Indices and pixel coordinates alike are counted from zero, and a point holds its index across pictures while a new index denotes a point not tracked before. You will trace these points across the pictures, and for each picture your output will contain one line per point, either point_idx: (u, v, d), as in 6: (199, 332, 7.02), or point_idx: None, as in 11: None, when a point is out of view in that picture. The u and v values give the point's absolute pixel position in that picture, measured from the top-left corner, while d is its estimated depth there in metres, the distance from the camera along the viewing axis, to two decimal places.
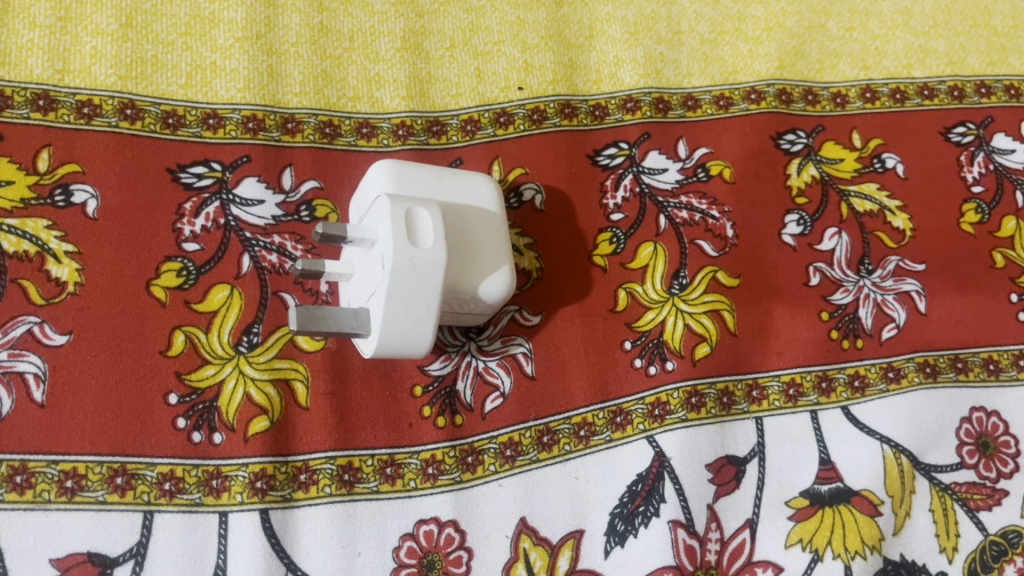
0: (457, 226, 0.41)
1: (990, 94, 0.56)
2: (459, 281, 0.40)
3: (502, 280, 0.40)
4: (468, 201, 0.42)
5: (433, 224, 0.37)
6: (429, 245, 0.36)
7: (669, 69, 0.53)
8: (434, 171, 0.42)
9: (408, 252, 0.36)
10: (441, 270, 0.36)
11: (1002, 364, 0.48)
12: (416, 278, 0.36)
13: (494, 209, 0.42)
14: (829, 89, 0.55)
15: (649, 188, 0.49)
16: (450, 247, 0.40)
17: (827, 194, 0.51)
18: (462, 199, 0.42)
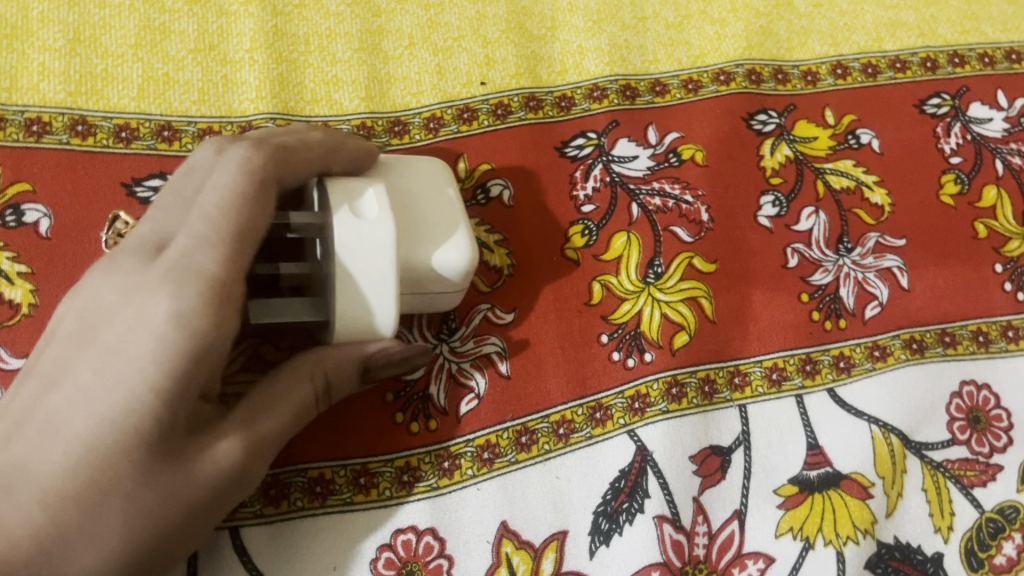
0: (407, 203, 0.40)
1: (964, 63, 0.55)
2: (413, 257, 0.38)
3: (459, 250, 0.39)
4: (418, 182, 0.41)
5: (376, 199, 0.36)
6: (373, 219, 0.35)
7: (635, 56, 0.52)
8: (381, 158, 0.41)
9: (344, 227, 0.34)
10: (390, 240, 0.35)
11: (991, 336, 0.47)
12: (366, 253, 0.34)
13: (445, 182, 0.41)
14: (799, 68, 0.53)
15: (620, 177, 0.48)
16: (403, 224, 0.39)
17: (802, 173, 0.50)
18: (411, 180, 0.41)
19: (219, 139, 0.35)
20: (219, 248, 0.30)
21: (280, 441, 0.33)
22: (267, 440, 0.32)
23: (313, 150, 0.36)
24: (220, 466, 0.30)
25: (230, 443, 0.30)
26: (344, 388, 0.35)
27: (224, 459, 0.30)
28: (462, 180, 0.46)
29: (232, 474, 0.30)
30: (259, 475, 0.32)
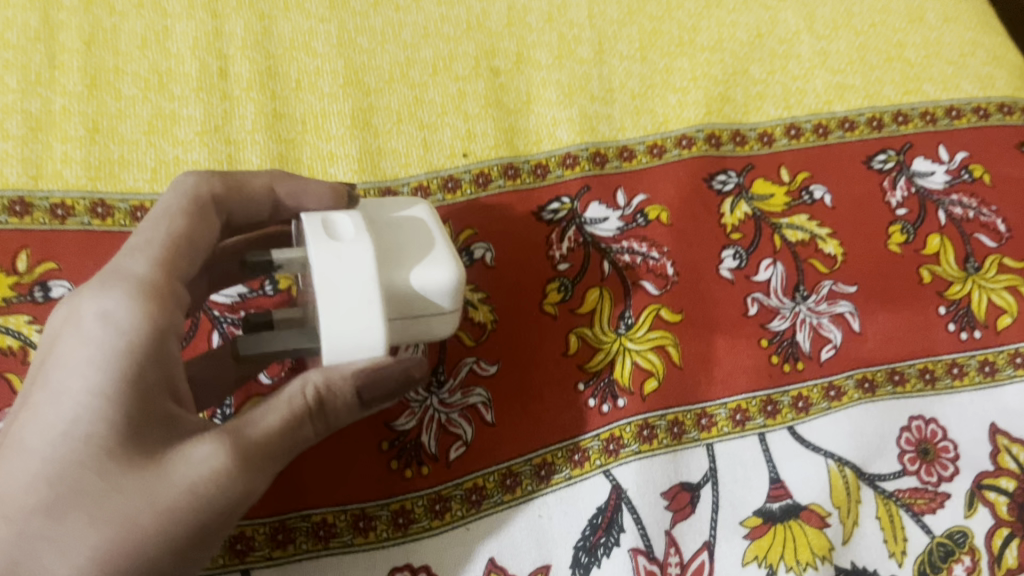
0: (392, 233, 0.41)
1: (907, 122, 0.60)
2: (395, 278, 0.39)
3: (443, 266, 0.39)
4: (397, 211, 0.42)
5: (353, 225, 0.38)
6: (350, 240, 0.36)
7: (604, 125, 0.56)
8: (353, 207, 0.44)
9: (324, 253, 0.36)
10: (369, 257, 0.36)
11: (937, 373, 0.51)
12: (346, 270, 0.36)
13: (425, 213, 0.43)
14: (755, 130, 0.58)
15: (592, 237, 0.52)
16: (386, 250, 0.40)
17: (759, 228, 0.54)
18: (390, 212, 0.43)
19: (206, 173, 0.42)
20: (147, 256, 0.36)
21: (275, 457, 0.35)
22: (254, 455, 0.34)
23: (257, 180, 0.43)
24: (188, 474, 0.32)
25: (218, 457, 0.33)
26: (343, 409, 0.36)
27: (210, 471, 0.33)
28: None
29: (221, 486, 0.33)
30: (252, 490, 0.34)
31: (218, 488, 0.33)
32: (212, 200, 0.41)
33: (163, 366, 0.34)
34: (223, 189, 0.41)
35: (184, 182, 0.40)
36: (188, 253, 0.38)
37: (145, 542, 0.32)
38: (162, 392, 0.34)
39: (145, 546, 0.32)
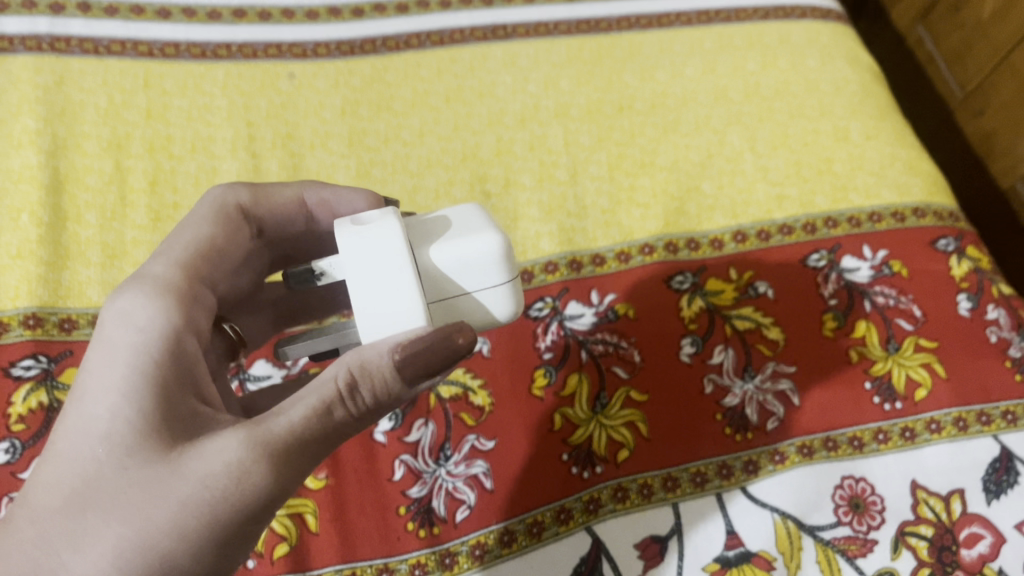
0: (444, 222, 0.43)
1: (837, 226, 0.70)
2: (430, 254, 0.40)
3: (472, 238, 0.40)
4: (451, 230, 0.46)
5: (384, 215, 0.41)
6: (375, 227, 0.40)
7: (579, 236, 0.67)
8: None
9: (352, 234, 0.40)
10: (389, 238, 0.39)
11: (865, 440, 0.60)
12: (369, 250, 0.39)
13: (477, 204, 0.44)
14: (708, 237, 0.69)
15: (571, 330, 0.63)
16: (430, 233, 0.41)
17: (713, 319, 0.64)
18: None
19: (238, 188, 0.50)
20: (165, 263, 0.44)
21: (301, 452, 0.37)
22: (274, 447, 0.36)
23: (285, 190, 0.51)
24: (201, 468, 0.36)
25: (240, 452, 0.36)
26: (379, 395, 0.37)
27: (233, 466, 0.36)
28: None
29: (234, 477, 0.36)
30: (278, 484, 0.37)
31: (237, 479, 0.36)
32: (236, 210, 0.49)
33: (180, 371, 0.39)
34: (249, 200, 0.50)
35: (213, 194, 0.49)
36: (213, 255, 0.46)
37: (160, 535, 0.35)
38: (182, 394, 0.39)
39: (164, 540, 0.35)
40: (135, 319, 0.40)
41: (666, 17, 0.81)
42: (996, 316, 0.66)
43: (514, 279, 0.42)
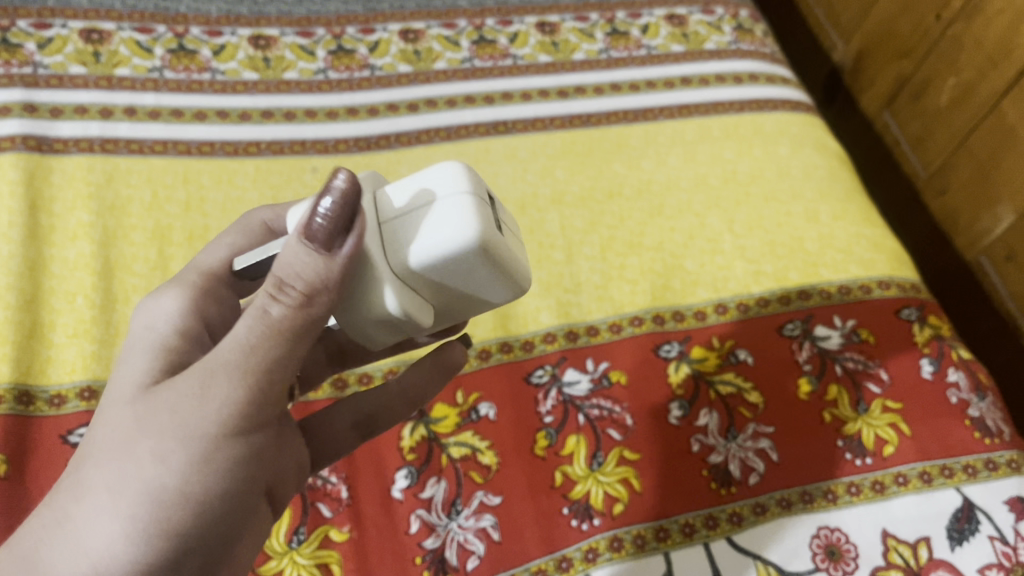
0: None
1: (809, 297, 0.77)
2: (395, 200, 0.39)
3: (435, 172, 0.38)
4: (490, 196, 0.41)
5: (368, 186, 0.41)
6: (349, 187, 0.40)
7: (576, 310, 0.74)
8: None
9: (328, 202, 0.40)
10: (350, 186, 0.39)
11: (838, 493, 0.66)
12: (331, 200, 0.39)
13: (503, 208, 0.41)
14: (692, 309, 0.76)
15: (569, 395, 0.69)
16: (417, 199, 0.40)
17: (698, 384, 0.71)
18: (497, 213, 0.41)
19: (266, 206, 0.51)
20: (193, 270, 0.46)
21: (267, 364, 0.35)
22: (227, 361, 0.35)
23: None
24: (168, 397, 0.35)
25: (205, 381, 0.35)
26: (315, 278, 0.34)
27: (196, 388, 0.35)
28: (459, 404, 0.67)
29: (196, 397, 0.35)
30: (253, 398, 0.35)
31: (198, 397, 0.35)
32: (263, 226, 0.50)
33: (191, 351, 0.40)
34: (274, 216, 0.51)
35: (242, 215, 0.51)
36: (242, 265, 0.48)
37: (142, 467, 0.34)
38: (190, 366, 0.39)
39: (149, 471, 0.34)
40: (156, 317, 0.42)
41: (651, 111, 0.89)
42: (956, 378, 0.72)
43: (476, 207, 0.37)
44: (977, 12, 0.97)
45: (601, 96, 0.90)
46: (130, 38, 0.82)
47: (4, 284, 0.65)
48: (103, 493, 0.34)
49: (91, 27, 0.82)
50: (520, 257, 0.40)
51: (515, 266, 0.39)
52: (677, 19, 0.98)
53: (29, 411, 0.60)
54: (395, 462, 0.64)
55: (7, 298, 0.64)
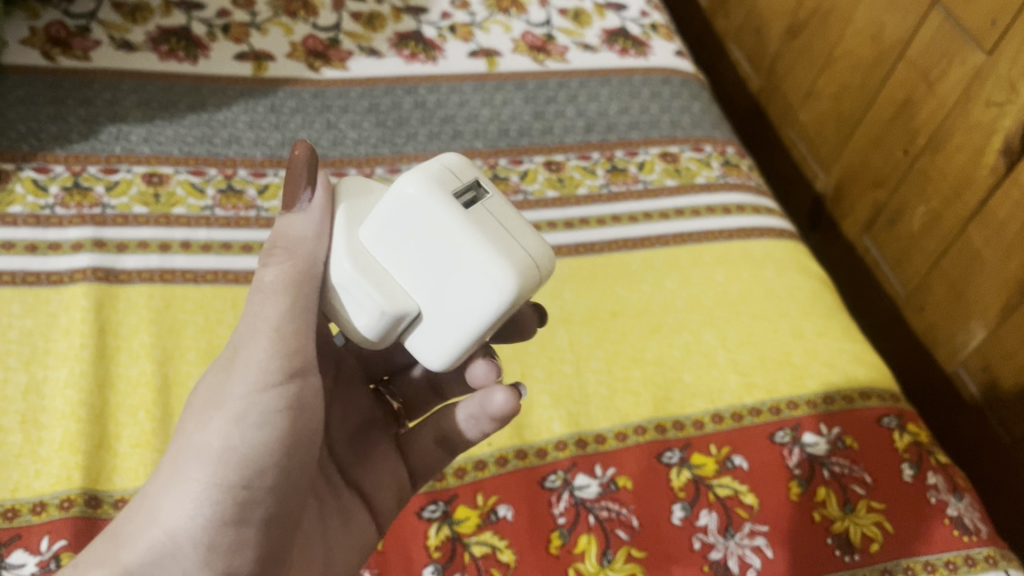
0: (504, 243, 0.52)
1: (798, 406, 0.84)
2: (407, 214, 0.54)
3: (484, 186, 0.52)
4: (498, 206, 0.51)
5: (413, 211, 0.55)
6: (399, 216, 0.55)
7: (585, 419, 0.82)
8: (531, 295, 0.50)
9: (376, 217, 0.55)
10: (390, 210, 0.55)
11: None
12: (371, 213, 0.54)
13: (529, 234, 0.50)
14: (691, 418, 0.83)
15: (580, 497, 0.76)
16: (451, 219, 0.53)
17: (698, 487, 0.77)
18: (519, 230, 0.50)
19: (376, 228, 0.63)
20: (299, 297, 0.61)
21: (278, 329, 0.53)
22: (250, 340, 0.53)
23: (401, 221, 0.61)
24: (217, 385, 0.54)
25: (236, 365, 0.53)
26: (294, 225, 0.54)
27: (233, 368, 0.53)
28: (479, 506, 0.74)
29: (233, 375, 0.53)
30: (272, 363, 0.52)
31: (234, 376, 0.53)
32: None
33: None
34: None
35: None
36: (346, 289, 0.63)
37: (203, 435, 0.52)
38: None
39: (207, 436, 0.52)
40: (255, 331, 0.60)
41: (648, 238, 0.99)
42: (935, 481, 0.80)
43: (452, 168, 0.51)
44: (941, 146, 1.11)
45: (603, 226, 1.00)
46: (186, 181, 0.93)
47: (76, 400, 0.73)
48: (183, 457, 0.52)
49: (152, 172, 0.93)
50: (490, 235, 0.48)
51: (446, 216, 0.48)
52: (670, 156, 1.09)
53: (96, 513, 0.67)
54: (422, 559, 0.70)
55: (79, 412, 0.72)
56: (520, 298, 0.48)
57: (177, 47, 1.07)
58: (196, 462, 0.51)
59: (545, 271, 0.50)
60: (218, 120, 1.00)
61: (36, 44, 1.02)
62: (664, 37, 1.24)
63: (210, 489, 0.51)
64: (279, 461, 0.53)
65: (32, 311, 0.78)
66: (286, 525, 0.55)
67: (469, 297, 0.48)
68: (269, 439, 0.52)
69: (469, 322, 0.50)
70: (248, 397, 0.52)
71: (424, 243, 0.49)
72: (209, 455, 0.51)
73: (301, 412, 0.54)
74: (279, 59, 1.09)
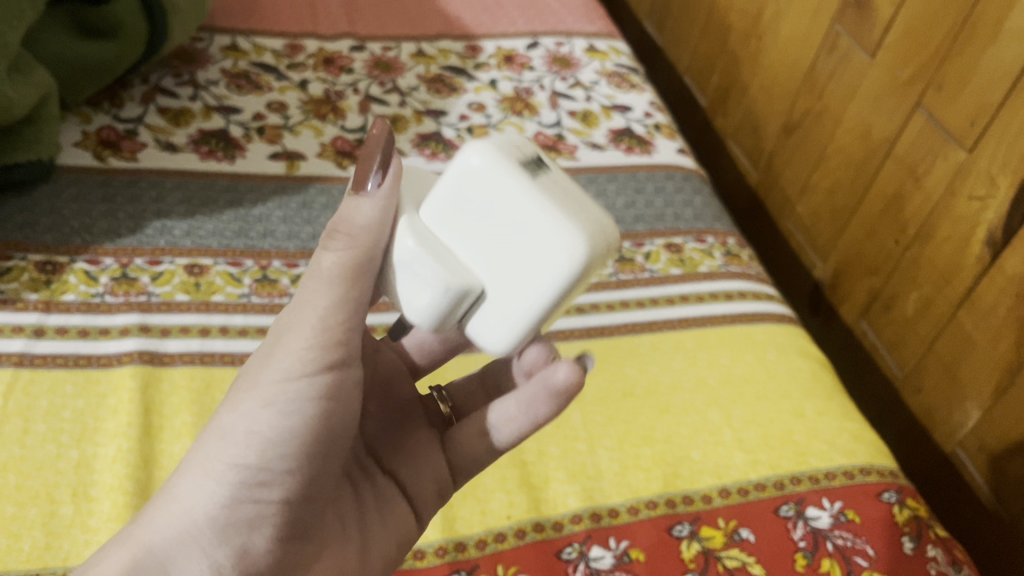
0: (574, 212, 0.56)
1: (801, 481, 0.89)
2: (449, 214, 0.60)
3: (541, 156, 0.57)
4: (561, 179, 0.56)
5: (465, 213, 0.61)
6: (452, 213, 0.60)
7: (599, 493, 0.86)
8: (602, 265, 0.54)
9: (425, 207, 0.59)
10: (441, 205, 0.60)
11: None
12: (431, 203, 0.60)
13: (590, 201, 0.55)
14: (700, 493, 0.87)
15: (595, 569, 0.80)
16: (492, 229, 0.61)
17: (707, 558, 0.81)
18: (582, 199, 0.55)
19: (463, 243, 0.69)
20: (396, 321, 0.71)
21: (317, 321, 0.60)
22: (292, 328, 0.61)
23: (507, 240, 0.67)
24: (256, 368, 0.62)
25: (272, 353, 0.62)
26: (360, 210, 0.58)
27: (269, 357, 0.62)
28: None
29: (270, 362, 0.61)
30: (306, 354, 0.60)
31: (269, 363, 0.61)
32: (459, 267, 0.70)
33: None
34: None
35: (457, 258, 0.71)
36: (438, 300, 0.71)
37: (235, 416, 0.61)
38: None
39: (237, 418, 0.61)
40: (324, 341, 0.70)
41: (655, 323, 1.05)
42: (934, 553, 0.84)
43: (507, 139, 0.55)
44: (930, 236, 1.18)
45: (612, 311, 1.06)
46: (224, 271, 1.00)
47: (124, 474, 0.78)
48: (216, 435, 0.61)
49: (194, 262, 1.00)
50: (551, 200, 0.53)
51: (502, 184, 0.53)
52: (674, 246, 1.16)
53: None
54: None
55: (126, 485, 0.77)
56: (586, 271, 0.52)
57: (216, 148, 1.15)
58: (224, 441, 0.60)
59: (608, 240, 0.54)
60: (254, 215, 1.08)
61: (88, 146, 1.10)
62: (667, 137, 1.33)
63: (234, 470, 0.59)
64: (302, 448, 0.61)
65: (84, 392, 0.84)
66: (308, 501, 0.63)
67: (539, 270, 0.53)
68: (294, 429, 0.60)
69: (533, 293, 0.54)
70: (282, 385, 0.60)
71: (497, 220, 0.54)
72: (237, 436, 0.60)
73: (332, 402, 0.62)
74: (310, 158, 1.18)
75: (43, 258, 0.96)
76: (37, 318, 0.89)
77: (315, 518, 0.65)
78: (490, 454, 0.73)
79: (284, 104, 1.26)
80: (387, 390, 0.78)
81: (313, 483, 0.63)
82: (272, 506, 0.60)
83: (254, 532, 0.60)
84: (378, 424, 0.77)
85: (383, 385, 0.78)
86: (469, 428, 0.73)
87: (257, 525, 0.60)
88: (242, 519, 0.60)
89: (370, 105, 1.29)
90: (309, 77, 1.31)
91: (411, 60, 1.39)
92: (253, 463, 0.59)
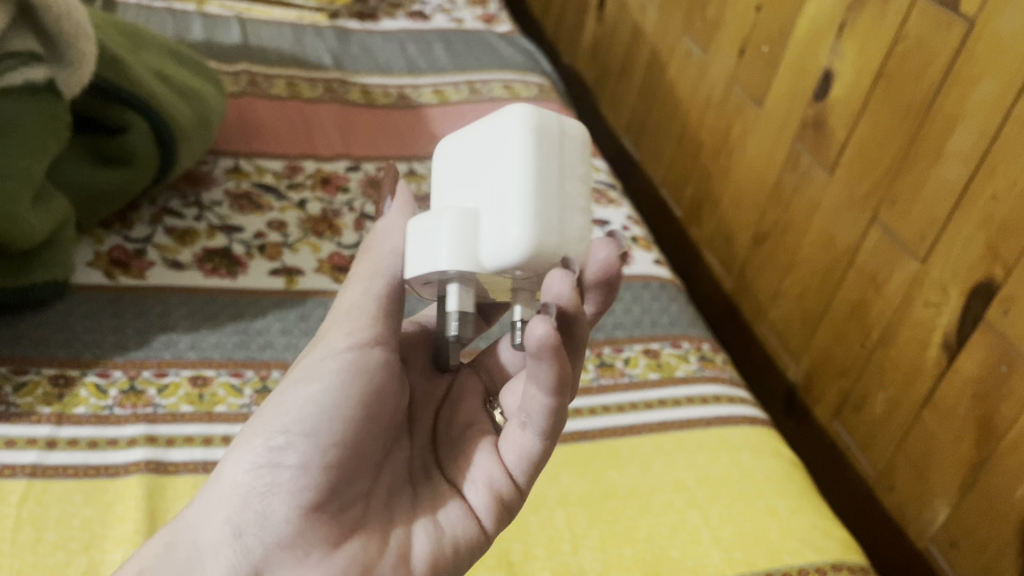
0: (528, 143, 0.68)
1: None
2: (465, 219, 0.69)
3: None
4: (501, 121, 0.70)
5: None
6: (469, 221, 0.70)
7: None
8: (541, 129, 0.66)
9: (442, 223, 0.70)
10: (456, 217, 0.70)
11: None
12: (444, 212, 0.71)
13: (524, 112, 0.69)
14: None
15: None
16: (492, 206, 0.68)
17: None
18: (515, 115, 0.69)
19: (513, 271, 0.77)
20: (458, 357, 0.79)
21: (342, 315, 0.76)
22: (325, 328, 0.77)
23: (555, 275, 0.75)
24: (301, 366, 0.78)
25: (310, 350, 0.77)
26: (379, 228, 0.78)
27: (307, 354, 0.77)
28: None
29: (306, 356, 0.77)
30: (330, 340, 0.75)
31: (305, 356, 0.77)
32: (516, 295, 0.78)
33: None
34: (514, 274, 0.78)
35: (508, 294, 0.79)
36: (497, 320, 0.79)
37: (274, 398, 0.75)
38: None
39: (275, 398, 0.75)
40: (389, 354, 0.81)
41: (634, 426, 1.11)
42: None
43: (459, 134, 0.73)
44: (892, 340, 1.25)
45: (593, 415, 1.12)
46: (226, 382, 1.05)
47: None
48: (259, 416, 0.74)
49: (197, 374, 1.06)
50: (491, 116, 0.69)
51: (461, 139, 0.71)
52: (651, 352, 1.23)
53: None
54: None
55: None
56: (523, 110, 0.66)
57: (219, 265, 1.23)
58: (263, 416, 0.73)
59: (539, 117, 0.66)
60: (254, 328, 1.14)
61: (100, 265, 1.18)
62: (643, 248, 1.42)
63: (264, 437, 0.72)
64: (321, 415, 0.71)
65: (92, 500, 0.89)
66: (330, 472, 0.71)
67: (489, 134, 0.68)
68: (315, 399, 0.72)
69: (504, 185, 0.65)
70: (310, 367, 0.74)
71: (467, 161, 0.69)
72: (272, 411, 0.73)
73: (356, 379, 0.73)
74: (308, 273, 1.25)
75: (56, 372, 1.02)
76: (50, 429, 0.95)
77: (346, 503, 0.72)
78: (539, 440, 0.72)
79: (284, 222, 1.34)
80: (451, 415, 0.84)
81: (335, 458, 0.71)
82: (290, 475, 0.70)
83: (278, 500, 0.70)
84: (447, 442, 0.82)
85: (448, 413, 0.84)
86: (516, 426, 0.74)
87: (280, 496, 0.70)
88: (265, 492, 0.70)
89: (365, 222, 1.37)
90: (308, 197, 1.40)
91: (403, 179, 1.48)
92: (278, 428, 0.71)
